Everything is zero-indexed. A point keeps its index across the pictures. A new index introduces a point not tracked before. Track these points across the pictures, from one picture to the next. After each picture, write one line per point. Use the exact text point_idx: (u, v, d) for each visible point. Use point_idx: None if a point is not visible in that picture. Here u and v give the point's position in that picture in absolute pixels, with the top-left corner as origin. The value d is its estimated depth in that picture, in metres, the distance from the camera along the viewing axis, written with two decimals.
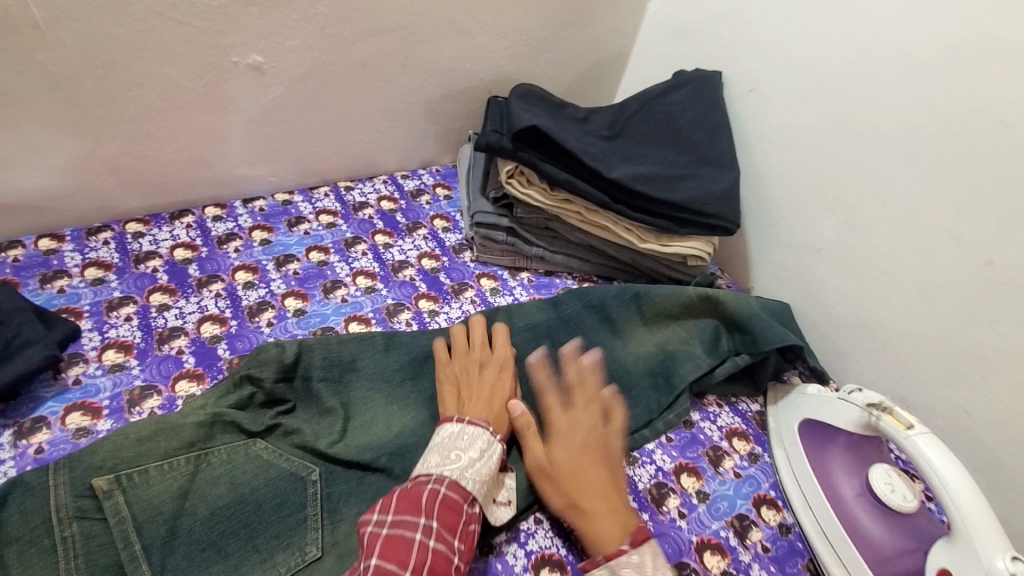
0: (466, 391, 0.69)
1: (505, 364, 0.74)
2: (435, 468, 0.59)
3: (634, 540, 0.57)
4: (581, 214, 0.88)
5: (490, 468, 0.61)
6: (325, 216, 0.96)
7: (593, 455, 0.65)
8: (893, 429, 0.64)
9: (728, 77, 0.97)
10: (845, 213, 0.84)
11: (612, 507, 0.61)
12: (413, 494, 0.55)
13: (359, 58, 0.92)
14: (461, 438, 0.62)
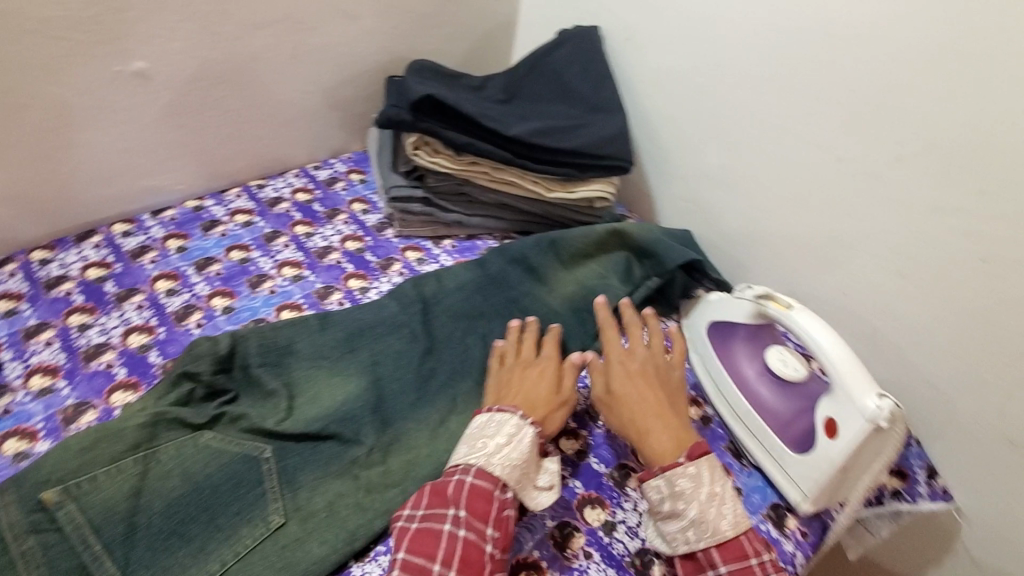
0: (507, 390, 0.72)
1: (546, 364, 0.75)
2: (463, 457, 0.63)
3: (691, 455, 0.66)
4: (489, 174, 0.93)
5: (520, 453, 0.64)
6: (240, 216, 0.97)
7: (650, 379, 0.73)
8: (777, 312, 0.73)
9: (606, 29, 1.04)
10: (724, 138, 0.94)
11: (668, 425, 0.69)
12: (440, 488, 0.60)
13: (248, 53, 0.92)
14: (490, 426, 0.66)
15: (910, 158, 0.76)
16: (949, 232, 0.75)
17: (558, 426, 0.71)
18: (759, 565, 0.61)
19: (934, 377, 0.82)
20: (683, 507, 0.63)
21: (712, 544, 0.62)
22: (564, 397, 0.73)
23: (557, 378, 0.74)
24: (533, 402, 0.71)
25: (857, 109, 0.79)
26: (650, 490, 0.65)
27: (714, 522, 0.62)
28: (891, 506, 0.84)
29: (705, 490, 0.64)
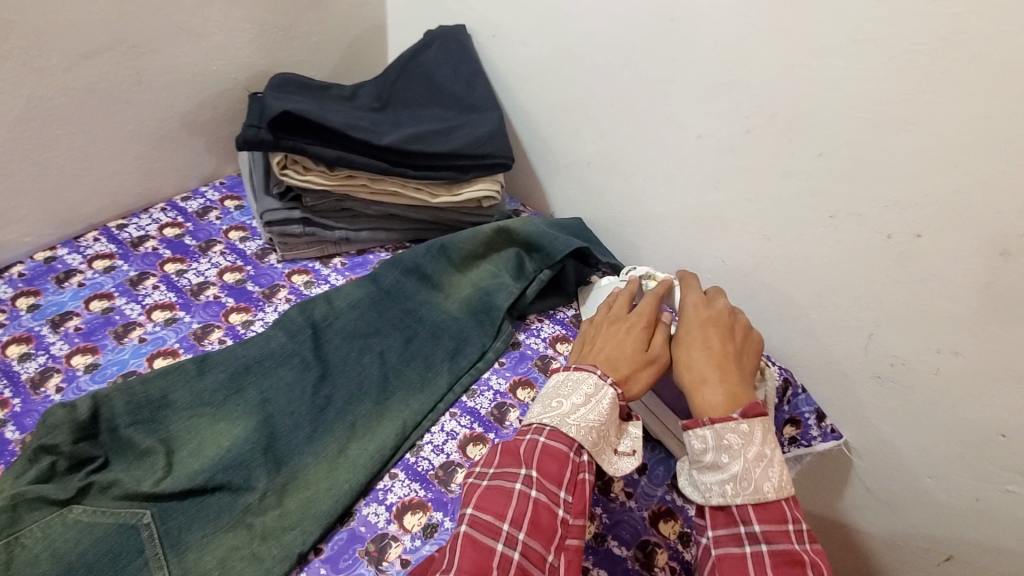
0: (590, 347, 0.73)
1: (636, 320, 0.74)
2: (537, 417, 0.64)
3: (745, 411, 0.62)
4: (368, 185, 0.90)
5: (597, 414, 0.63)
6: (100, 262, 0.88)
7: (718, 332, 0.71)
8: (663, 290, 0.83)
9: (472, 26, 1.03)
10: (598, 125, 0.96)
11: (726, 379, 0.66)
12: (513, 448, 0.62)
13: (80, 84, 0.84)
14: (564, 386, 0.66)
15: (756, 129, 0.81)
16: (800, 193, 0.81)
17: (646, 385, 0.69)
18: (795, 533, 0.57)
19: (810, 327, 0.89)
20: (726, 459, 0.60)
21: (751, 503, 0.58)
22: (652, 356, 0.71)
23: (646, 334, 0.73)
24: (613, 360, 0.69)
25: (706, 87, 0.83)
26: (693, 437, 0.63)
27: (757, 480, 0.59)
28: (790, 451, 0.95)
29: (753, 450, 0.60)
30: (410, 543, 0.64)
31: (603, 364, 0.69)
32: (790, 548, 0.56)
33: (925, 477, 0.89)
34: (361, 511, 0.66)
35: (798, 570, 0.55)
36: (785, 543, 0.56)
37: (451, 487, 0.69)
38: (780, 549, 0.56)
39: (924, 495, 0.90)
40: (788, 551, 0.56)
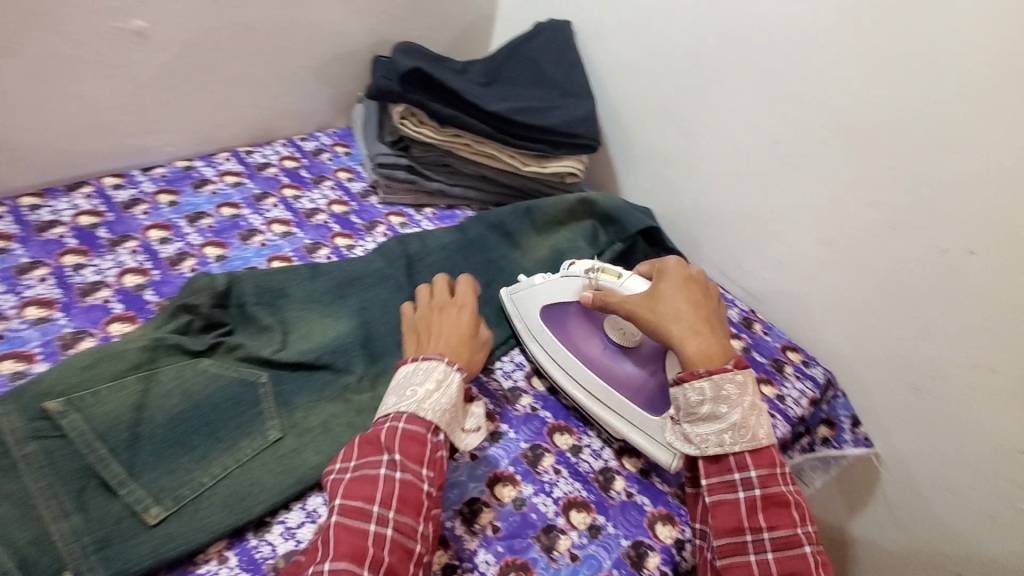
0: (425, 336, 0.72)
1: (463, 305, 0.76)
2: (393, 406, 0.62)
3: (737, 361, 0.68)
4: (470, 145, 1.01)
5: (450, 398, 0.63)
6: (229, 177, 1.01)
7: (699, 290, 0.75)
8: (610, 280, 0.79)
9: (577, 24, 1.15)
10: (681, 125, 1.05)
11: (716, 334, 0.71)
12: (372, 437, 0.59)
13: (243, 22, 0.96)
14: (416, 374, 0.64)
15: (831, 140, 0.89)
16: (862, 204, 0.88)
17: (480, 363, 0.74)
18: (783, 476, 0.64)
19: (854, 332, 0.95)
20: (727, 411, 0.65)
21: (749, 449, 0.64)
22: (481, 340, 0.75)
23: (473, 318, 0.75)
24: (457, 347, 0.71)
25: (786, 96, 0.92)
26: (691, 390, 0.66)
27: (753, 427, 0.65)
28: (821, 451, 0.99)
29: (748, 399, 0.66)
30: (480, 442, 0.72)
31: (446, 355, 0.69)
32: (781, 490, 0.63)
33: (944, 494, 0.93)
34: None
35: (785, 510, 0.62)
36: (776, 487, 0.63)
37: (517, 406, 0.78)
38: (771, 492, 0.63)
39: (942, 512, 0.94)
40: (777, 493, 0.63)
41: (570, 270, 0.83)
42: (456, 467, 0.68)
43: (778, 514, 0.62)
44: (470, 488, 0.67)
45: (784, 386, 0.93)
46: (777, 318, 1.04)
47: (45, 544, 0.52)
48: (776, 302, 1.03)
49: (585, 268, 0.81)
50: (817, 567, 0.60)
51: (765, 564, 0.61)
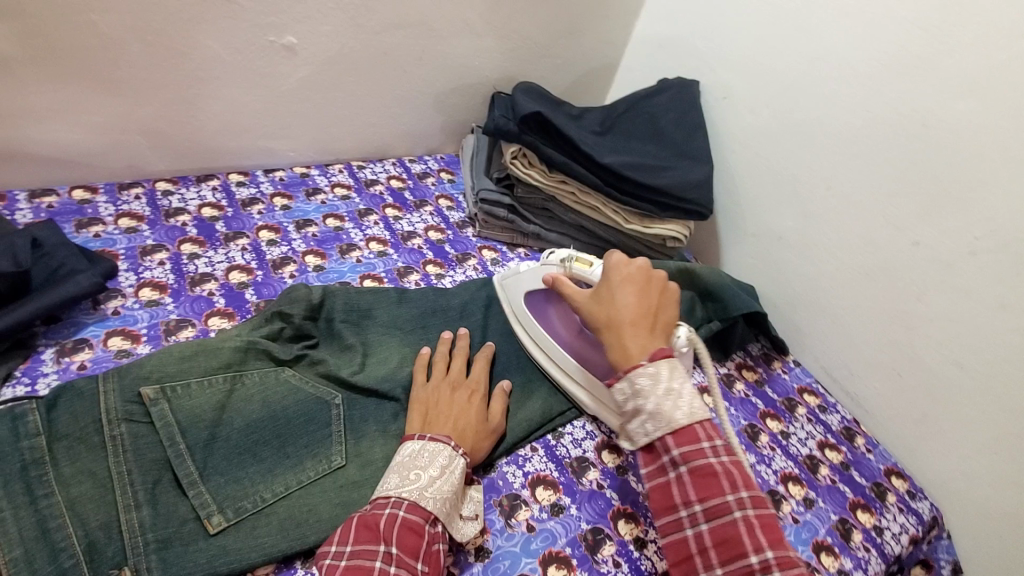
0: (434, 412, 0.68)
1: (476, 387, 0.73)
2: (394, 489, 0.58)
3: (651, 356, 0.62)
4: (574, 194, 1.00)
5: (452, 485, 0.60)
6: (340, 189, 1.05)
7: (636, 286, 0.70)
8: (582, 269, 0.79)
9: (705, 85, 1.11)
10: (802, 205, 0.98)
11: (643, 329, 0.65)
12: (370, 521, 0.54)
13: (381, 47, 1.01)
14: (420, 457, 0.61)
15: (983, 253, 0.79)
16: (1010, 329, 0.77)
17: (485, 456, 0.69)
18: (711, 448, 0.58)
19: (975, 469, 0.83)
20: (642, 402, 0.60)
21: (667, 434, 0.59)
22: (492, 426, 0.70)
23: (485, 404, 0.72)
24: (462, 431, 0.67)
25: (932, 195, 0.83)
26: (614, 390, 0.63)
27: (669, 413, 0.59)
28: None
29: (663, 385, 0.60)
30: (538, 513, 0.68)
31: (454, 439, 0.65)
32: (708, 464, 0.57)
33: None
34: (501, 467, 0.71)
35: (713, 480, 0.56)
36: (702, 460, 0.57)
37: (583, 480, 0.72)
38: (698, 466, 0.57)
39: None
40: (703, 466, 0.57)
41: (549, 257, 0.84)
42: (510, 535, 0.65)
43: (706, 485, 0.56)
44: (521, 562, 0.63)
45: (883, 517, 0.81)
46: (882, 434, 0.93)
47: (112, 532, 0.53)
48: (885, 415, 0.92)
49: (563, 257, 0.82)
50: (750, 532, 0.54)
51: (700, 537, 0.56)
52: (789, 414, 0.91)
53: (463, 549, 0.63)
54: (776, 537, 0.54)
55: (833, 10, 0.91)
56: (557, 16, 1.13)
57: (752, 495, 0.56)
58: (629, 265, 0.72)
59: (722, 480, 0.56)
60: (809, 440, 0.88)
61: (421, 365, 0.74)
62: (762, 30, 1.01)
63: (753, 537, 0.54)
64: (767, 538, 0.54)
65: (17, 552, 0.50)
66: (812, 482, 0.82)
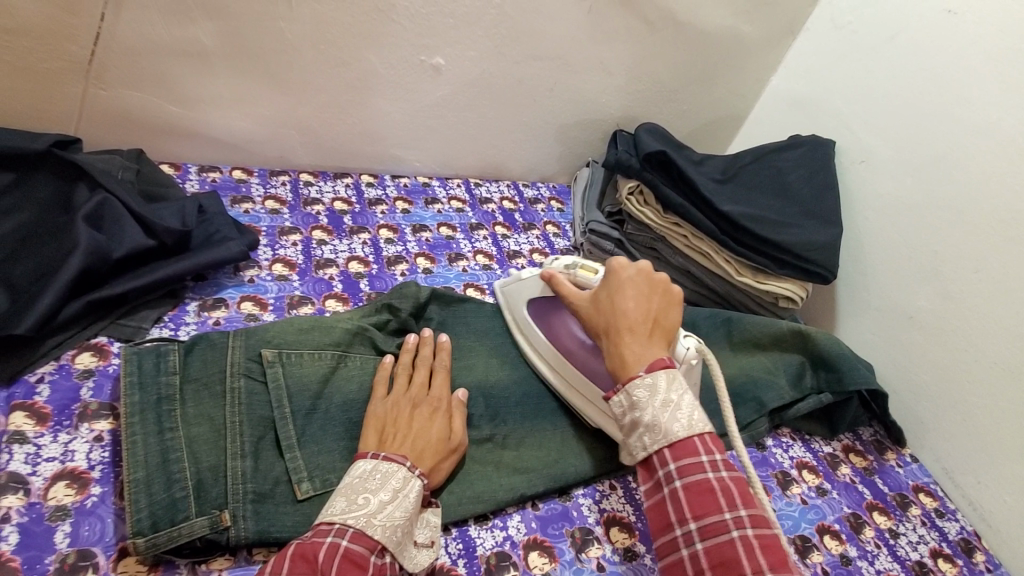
0: (390, 430, 0.62)
1: (439, 403, 0.66)
2: (338, 514, 0.51)
3: (649, 366, 0.58)
4: (686, 238, 0.98)
5: (406, 512, 0.54)
6: (456, 202, 1.10)
7: (637, 291, 0.66)
8: (587, 279, 0.74)
9: (841, 146, 1.07)
10: (939, 285, 0.90)
11: (643, 336, 0.62)
12: (308, 551, 0.48)
13: (518, 75, 1.06)
14: (372, 478, 0.55)
15: None
16: None
17: (446, 476, 0.63)
18: (710, 462, 0.53)
19: None
20: (639, 415, 0.56)
21: (665, 447, 0.54)
22: (455, 444, 0.64)
23: (448, 420, 0.65)
24: (421, 450, 0.61)
25: None
26: (612, 404, 0.59)
27: (666, 427, 0.54)
28: None
29: (660, 397, 0.56)
30: (611, 554, 0.64)
31: (412, 458, 0.59)
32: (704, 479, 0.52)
33: None
34: (577, 497, 0.69)
35: (710, 496, 0.51)
36: (699, 474, 0.52)
37: None
38: (694, 481, 0.52)
39: None
40: (700, 482, 0.52)
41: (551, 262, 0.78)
42: (579, 570, 0.62)
43: (702, 501, 0.51)
44: None
45: None
46: (1011, 557, 0.80)
47: (218, 476, 0.57)
48: (1016, 537, 0.80)
49: (565, 264, 0.76)
50: (749, 555, 0.48)
51: (696, 560, 0.50)
52: (900, 512, 0.81)
53: (530, 572, 0.61)
54: (779, 561, 0.48)
55: (1003, 82, 0.85)
56: (691, 64, 1.15)
57: (754, 514, 0.50)
58: (630, 265, 0.69)
59: (717, 498, 0.51)
60: (922, 545, 0.78)
61: (381, 378, 0.68)
62: (915, 95, 0.96)
63: (752, 560, 0.47)
64: (768, 561, 0.47)
65: (140, 475, 0.54)
66: None
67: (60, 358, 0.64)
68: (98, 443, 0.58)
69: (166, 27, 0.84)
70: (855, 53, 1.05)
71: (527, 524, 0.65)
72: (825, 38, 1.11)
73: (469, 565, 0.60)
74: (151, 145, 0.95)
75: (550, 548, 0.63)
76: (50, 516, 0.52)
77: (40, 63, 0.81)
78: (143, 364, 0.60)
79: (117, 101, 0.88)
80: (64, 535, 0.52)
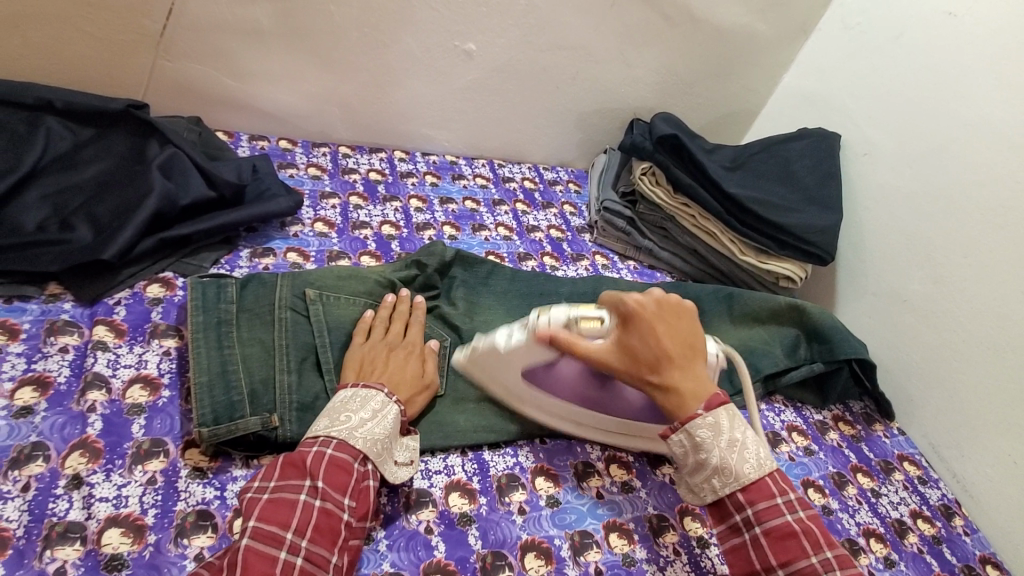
0: (368, 366, 0.67)
1: (413, 348, 0.72)
2: (322, 429, 0.58)
3: (708, 405, 0.60)
4: (694, 218, 1.04)
5: (384, 429, 0.60)
6: (480, 179, 1.18)
7: (665, 322, 0.65)
8: (596, 329, 0.67)
9: (847, 140, 1.12)
10: (933, 270, 0.95)
11: (687, 369, 0.63)
12: (296, 459, 0.55)
13: (543, 64, 1.14)
14: (352, 401, 0.61)
15: None
16: None
17: (420, 410, 0.68)
18: (785, 504, 0.57)
19: None
20: (705, 456, 0.59)
21: (736, 490, 0.58)
22: (428, 381, 0.70)
23: (422, 361, 0.71)
24: (397, 383, 0.66)
25: None
26: (673, 444, 0.61)
27: (736, 468, 0.59)
28: None
29: (725, 437, 0.59)
30: (609, 485, 0.71)
31: (387, 387, 0.65)
32: (784, 524, 0.56)
33: None
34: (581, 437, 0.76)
35: (793, 540, 0.55)
36: (778, 518, 0.56)
37: (656, 471, 0.75)
38: (774, 526, 0.56)
39: None
40: (780, 525, 0.56)
41: (539, 321, 0.68)
42: (579, 495, 0.69)
43: (785, 546, 0.55)
44: (586, 520, 0.67)
45: None
46: (988, 523, 0.85)
47: (268, 387, 0.65)
48: (994, 505, 0.85)
49: (561, 320, 0.68)
50: None
51: None
52: (883, 475, 0.87)
53: (536, 493, 0.68)
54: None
55: (998, 81, 0.90)
56: (707, 59, 1.21)
57: (837, 554, 0.55)
58: (646, 297, 0.66)
59: (801, 543, 0.55)
60: (902, 506, 0.83)
61: (359, 326, 0.72)
62: (918, 92, 1.01)
63: None
64: None
65: (203, 378, 0.62)
66: (897, 545, 0.78)
67: (133, 286, 0.73)
68: (166, 356, 0.67)
69: (229, 6, 0.94)
70: (863, 52, 1.11)
71: (535, 454, 0.72)
72: (836, 37, 1.17)
73: (482, 482, 0.67)
74: (207, 114, 1.05)
75: (555, 475, 0.71)
76: (127, 410, 0.61)
77: (118, 35, 0.91)
78: (205, 293, 0.69)
79: (181, 72, 0.98)
80: (139, 426, 0.60)
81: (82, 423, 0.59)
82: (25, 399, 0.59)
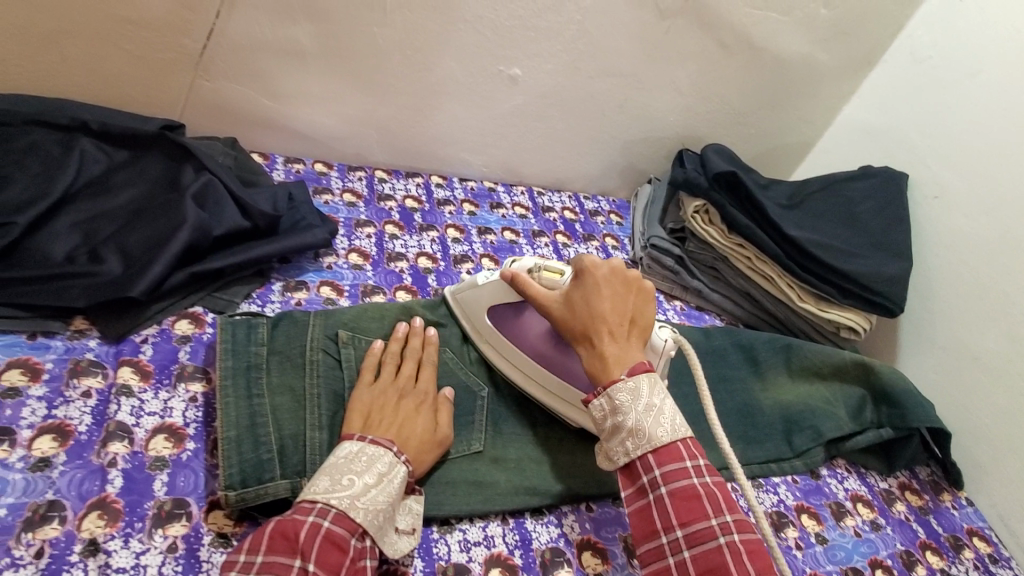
0: (377, 415, 0.61)
1: (425, 397, 0.65)
2: (321, 494, 0.52)
3: (630, 371, 0.60)
4: (749, 260, 0.98)
5: (389, 496, 0.54)
6: (519, 209, 1.13)
7: (613, 290, 0.67)
8: (554, 278, 0.70)
9: (914, 180, 1.05)
10: (1009, 327, 0.87)
11: (619, 338, 0.64)
12: (288, 530, 0.49)
13: (589, 91, 1.09)
14: (357, 460, 0.55)
15: None
16: None
17: (428, 468, 0.62)
18: (694, 468, 0.57)
19: None
20: (621, 420, 0.59)
21: (649, 452, 0.57)
22: (439, 435, 0.63)
23: (434, 413, 0.65)
24: (406, 438, 0.60)
25: None
26: (593, 408, 0.61)
27: (649, 431, 0.58)
28: None
29: (643, 402, 0.59)
30: None
31: (396, 444, 0.59)
32: (690, 486, 0.55)
33: None
34: None
35: (696, 502, 0.54)
36: (685, 481, 0.56)
37: None
38: (679, 488, 0.55)
39: None
40: (686, 487, 0.55)
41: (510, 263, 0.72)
42: None
43: (690, 508, 0.54)
44: None
45: None
46: None
47: (298, 444, 0.60)
48: None
49: (528, 266, 0.71)
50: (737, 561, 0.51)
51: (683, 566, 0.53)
52: (955, 555, 0.79)
53: (584, 571, 0.62)
54: (761, 563, 0.52)
55: None
56: (762, 88, 1.15)
57: (737, 519, 0.54)
58: (603, 264, 0.68)
59: (701, 503, 0.55)
60: None
61: (369, 363, 0.67)
62: (995, 134, 0.94)
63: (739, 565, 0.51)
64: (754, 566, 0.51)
65: (231, 433, 0.58)
66: None
67: (161, 322, 0.69)
68: (193, 404, 0.63)
69: (272, 27, 0.91)
70: (933, 88, 1.04)
71: (581, 524, 0.66)
72: (902, 70, 1.10)
73: (525, 557, 0.62)
74: (243, 134, 1.02)
75: (604, 550, 0.65)
76: (149, 465, 0.57)
77: (156, 54, 0.88)
78: (236, 334, 0.65)
79: (218, 93, 0.95)
80: (162, 484, 0.56)
81: (102, 479, 0.55)
82: (44, 450, 0.55)
